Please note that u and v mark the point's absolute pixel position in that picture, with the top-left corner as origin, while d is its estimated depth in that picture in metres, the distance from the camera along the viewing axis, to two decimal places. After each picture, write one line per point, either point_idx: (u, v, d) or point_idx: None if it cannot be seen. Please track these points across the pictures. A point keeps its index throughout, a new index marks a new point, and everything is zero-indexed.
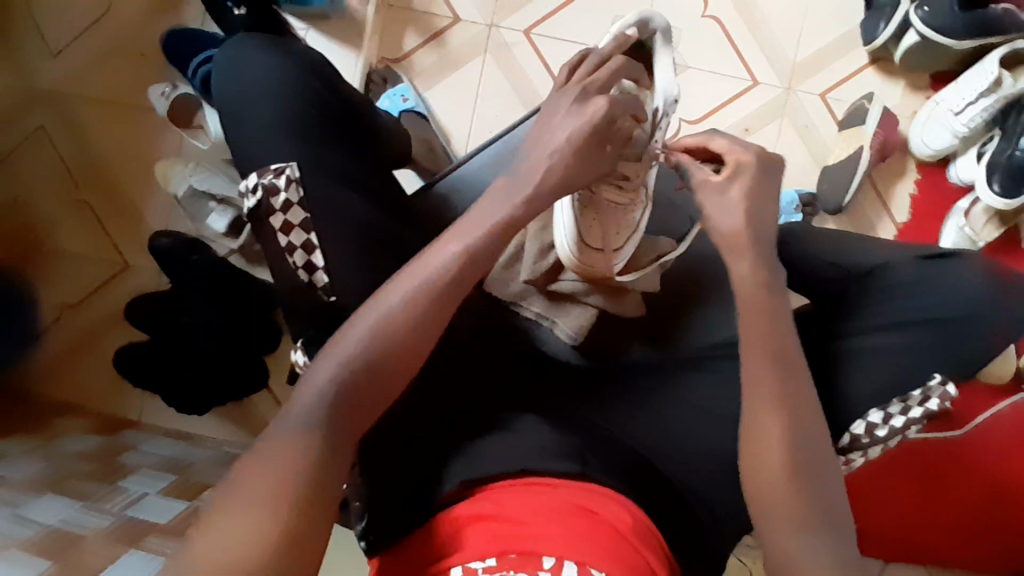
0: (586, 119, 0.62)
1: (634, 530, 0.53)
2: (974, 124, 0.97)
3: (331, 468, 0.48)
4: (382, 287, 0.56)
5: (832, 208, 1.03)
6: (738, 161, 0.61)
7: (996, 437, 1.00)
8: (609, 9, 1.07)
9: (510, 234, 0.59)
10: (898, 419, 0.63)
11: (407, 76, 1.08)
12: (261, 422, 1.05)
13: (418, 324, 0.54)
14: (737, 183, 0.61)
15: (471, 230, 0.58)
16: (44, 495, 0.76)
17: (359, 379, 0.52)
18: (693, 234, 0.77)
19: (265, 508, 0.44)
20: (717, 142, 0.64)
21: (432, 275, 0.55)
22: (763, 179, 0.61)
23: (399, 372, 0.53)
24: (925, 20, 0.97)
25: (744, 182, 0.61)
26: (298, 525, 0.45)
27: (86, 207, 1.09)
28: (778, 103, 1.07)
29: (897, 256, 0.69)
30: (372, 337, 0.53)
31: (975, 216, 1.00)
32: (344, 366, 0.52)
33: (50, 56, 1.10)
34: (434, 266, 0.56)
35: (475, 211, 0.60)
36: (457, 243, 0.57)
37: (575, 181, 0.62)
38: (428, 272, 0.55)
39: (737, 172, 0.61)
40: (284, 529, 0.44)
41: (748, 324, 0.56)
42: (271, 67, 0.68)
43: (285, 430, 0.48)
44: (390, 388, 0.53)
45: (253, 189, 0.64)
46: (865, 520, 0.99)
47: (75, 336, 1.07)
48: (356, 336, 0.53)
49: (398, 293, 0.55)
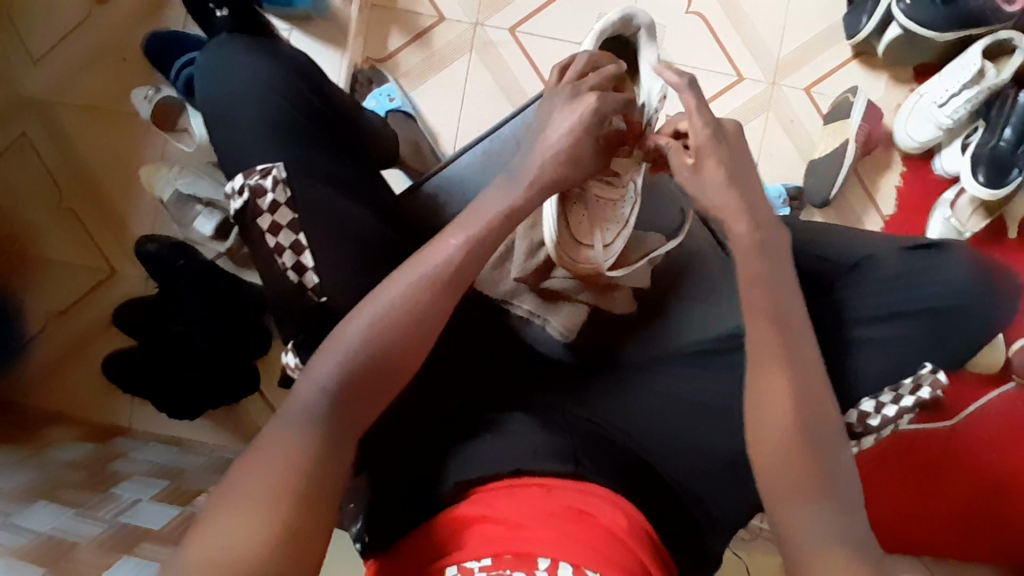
0: (578, 120, 0.62)
1: (630, 532, 0.53)
2: (957, 115, 0.97)
3: (331, 467, 0.48)
4: (381, 283, 0.56)
5: (819, 202, 1.03)
6: (698, 143, 0.61)
7: (986, 428, 1.01)
8: (594, 7, 1.07)
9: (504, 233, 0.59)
10: (891, 408, 0.63)
11: (393, 76, 1.07)
12: (253, 427, 1.04)
13: (419, 320, 0.54)
14: (711, 161, 0.60)
15: (470, 226, 0.58)
16: (35, 504, 0.75)
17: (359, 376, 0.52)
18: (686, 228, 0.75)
19: (265, 506, 0.44)
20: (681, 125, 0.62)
21: (430, 272, 0.55)
22: (723, 148, 0.60)
23: (399, 368, 0.53)
24: (907, 13, 0.97)
25: (710, 157, 0.60)
26: (299, 523, 0.44)
27: (72, 215, 1.08)
28: (764, 98, 1.07)
29: (886, 249, 0.71)
30: (372, 333, 0.53)
31: (961, 207, 1.01)
32: (342, 365, 0.52)
33: (30, 62, 1.09)
34: (430, 263, 0.55)
35: (473, 209, 0.60)
36: (457, 240, 0.57)
37: (565, 182, 0.62)
38: (427, 271, 0.55)
39: (704, 147, 0.60)
40: (284, 528, 0.43)
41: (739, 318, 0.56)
42: (258, 69, 0.67)
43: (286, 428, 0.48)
44: (389, 384, 0.53)
45: (240, 190, 0.63)
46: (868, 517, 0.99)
47: (62, 345, 1.05)
48: (354, 334, 0.53)
49: (396, 287, 0.55)
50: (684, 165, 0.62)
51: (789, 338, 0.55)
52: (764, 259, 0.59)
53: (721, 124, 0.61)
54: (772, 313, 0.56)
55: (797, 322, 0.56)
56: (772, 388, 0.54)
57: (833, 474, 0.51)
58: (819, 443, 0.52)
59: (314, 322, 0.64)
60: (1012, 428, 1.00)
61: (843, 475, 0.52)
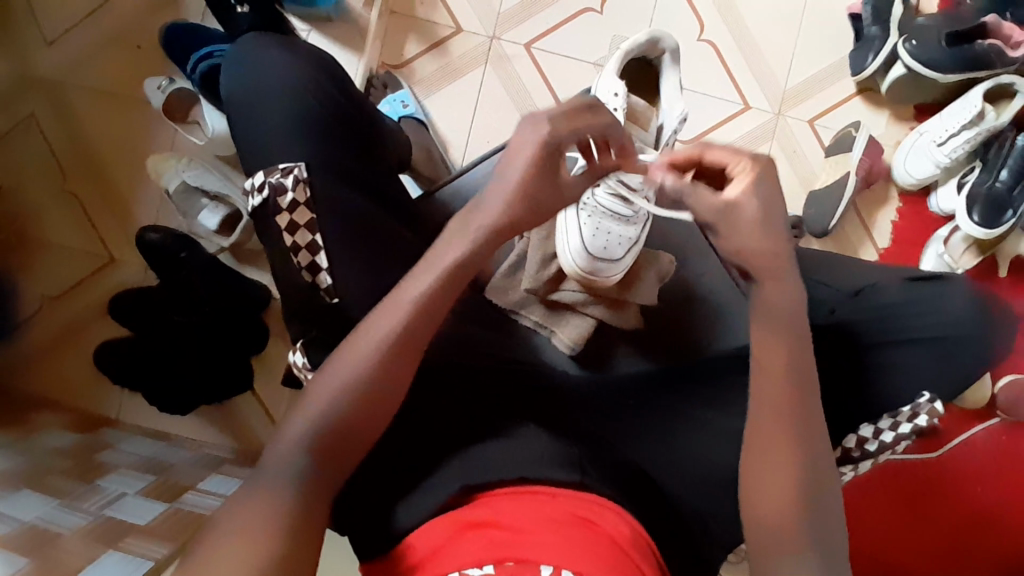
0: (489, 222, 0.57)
1: (632, 543, 0.52)
2: (955, 155, 1.01)
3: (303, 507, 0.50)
4: (320, 368, 0.55)
5: (817, 231, 1.06)
6: (743, 175, 0.56)
7: (966, 464, 1.02)
8: (609, 28, 1.09)
9: (422, 321, 0.55)
10: (888, 434, 0.66)
11: (408, 83, 1.08)
12: (244, 426, 1.03)
13: (426, 325, 0.56)
14: (744, 209, 0.56)
15: (394, 311, 0.55)
16: (18, 492, 0.73)
17: (377, 380, 0.54)
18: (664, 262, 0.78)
19: (252, 545, 0.46)
20: (714, 151, 0.57)
21: (367, 356, 0.54)
22: (772, 200, 0.56)
23: (326, 412, 0.53)
24: (913, 53, 1.02)
25: (749, 199, 0.55)
26: (287, 554, 0.46)
27: (73, 199, 1.07)
28: (769, 127, 1.10)
29: (885, 277, 0.72)
30: (372, 346, 0.54)
31: (954, 244, 1.04)
32: (332, 411, 0.53)
33: (44, 44, 1.08)
34: (357, 354, 0.54)
35: (386, 308, 0.55)
36: (390, 328, 0.55)
37: (425, 296, 0.55)
38: (350, 371, 0.54)
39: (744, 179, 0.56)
40: (275, 556, 0.46)
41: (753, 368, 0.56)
42: (285, 67, 0.68)
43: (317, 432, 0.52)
44: (310, 423, 0.52)
45: (260, 188, 0.64)
46: (855, 542, 1.01)
47: (56, 329, 1.04)
48: (291, 438, 0.52)
49: (323, 398, 0.53)
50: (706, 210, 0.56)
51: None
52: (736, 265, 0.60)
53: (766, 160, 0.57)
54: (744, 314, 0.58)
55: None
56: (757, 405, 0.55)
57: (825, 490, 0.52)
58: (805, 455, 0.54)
59: (326, 321, 0.65)
60: (992, 462, 1.02)
61: (836, 495, 0.53)
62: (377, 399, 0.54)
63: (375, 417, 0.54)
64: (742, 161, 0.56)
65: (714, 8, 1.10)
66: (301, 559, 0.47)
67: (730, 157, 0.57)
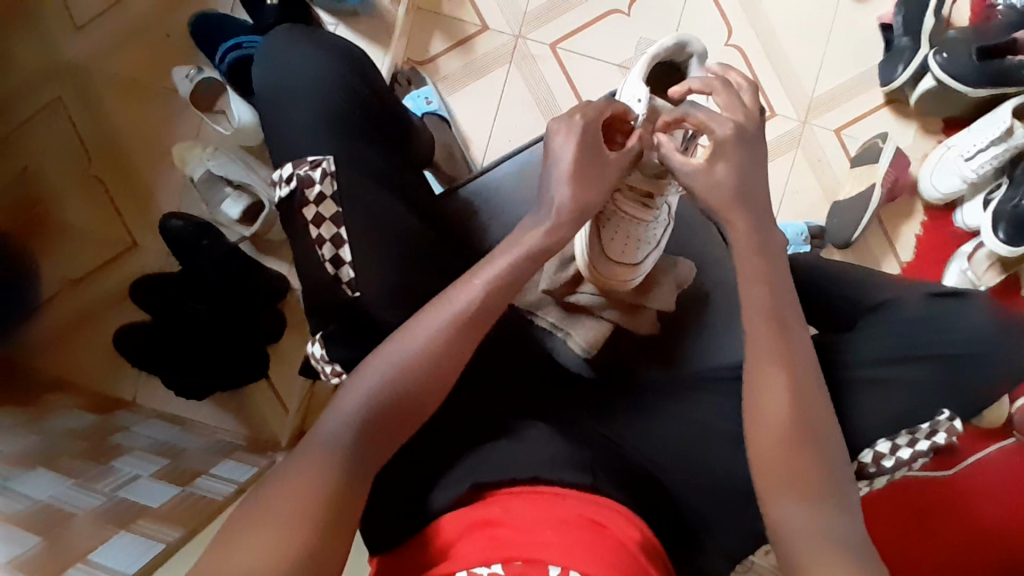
0: (532, 242, 0.60)
1: (640, 548, 0.52)
2: (983, 170, 0.99)
3: None
4: (355, 371, 0.56)
5: (840, 242, 1.04)
6: (719, 139, 0.62)
7: (982, 482, 1.01)
8: (635, 31, 1.09)
9: (463, 328, 0.56)
10: (905, 451, 0.65)
11: (431, 79, 1.09)
12: (258, 414, 1.04)
13: (460, 344, 0.56)
14: (737, 134, 0.62)
15: (434, 317, 0.56)
16: (33, 471, 0.74)
17: (407, 389, 0.54)
18: (681, 267, 0.79)
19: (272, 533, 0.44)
20: (694, 115, 0.63)
21: (402, 359, 0.54)
22: (748, 166, 0.62)
23: (360, 411, 0.53)
24: (942, 66, 1.00)
25: (733, 166, 0.61)
26: (320, 546, 0.45)
27: (98, 183, 1.09)
28: (793, 135, 1.09)
29: (908, 292, 0.71)
30: (404, 354, 0.55)
31: (978, 260, 1.02)
32: (365, 413, 0.52)
33: (75, 30, 1.09)
34: (395, 357, 0.55)
35: (428, 314, 0.56)
36: (431, 335, 0.55)
37: (470, 306, 0.57)
38: (383, 373, 0.54)
39: (722, 105, 0.64)
40: (302, 549, 0.45)
41: (770, 379, 0.56)
42: (315, 60, 0.69)
43: (332, 429, 0.52)
44: (336, 417, 0.52)
45: (287, 179, 0.65)
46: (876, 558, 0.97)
47: (77, 310, 1.06)
48: (326, 434, 0.51)
49: (357, 396, 0.53)
50: (704, 179, 0.61)
51: (792, 356, 0.57)
52: (754, 276, 0.59)
53: (739, 86, 0.65)
54: (762, 324, 0.58)
55: (791, 336, 0.57)
56: (774, 417, 0.55)
57: (838, 505, 0.52)
58: (820, 469, 0.53)
59: (345, 315, 0.65)
60: (1009, 482, 1.00)
61: (850, 511, 0.52)
62: (412, 404, 0.54)
63: (407, 423, 0.54)
64: (721, 125, 0.62)
65: (741, 14, 1.09)
66: (327, 555, 0.46)
67: (709, 121, 0.62)
